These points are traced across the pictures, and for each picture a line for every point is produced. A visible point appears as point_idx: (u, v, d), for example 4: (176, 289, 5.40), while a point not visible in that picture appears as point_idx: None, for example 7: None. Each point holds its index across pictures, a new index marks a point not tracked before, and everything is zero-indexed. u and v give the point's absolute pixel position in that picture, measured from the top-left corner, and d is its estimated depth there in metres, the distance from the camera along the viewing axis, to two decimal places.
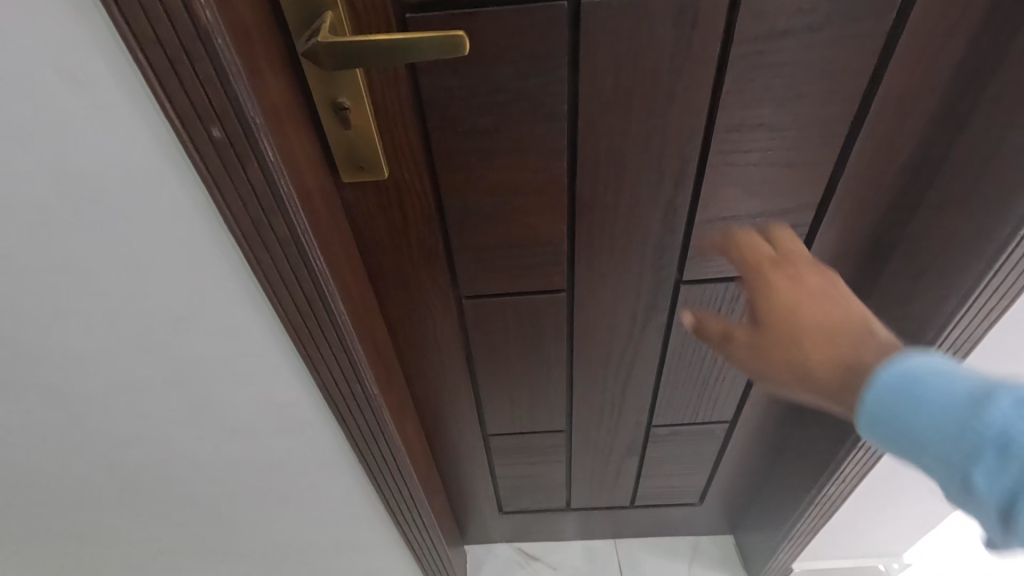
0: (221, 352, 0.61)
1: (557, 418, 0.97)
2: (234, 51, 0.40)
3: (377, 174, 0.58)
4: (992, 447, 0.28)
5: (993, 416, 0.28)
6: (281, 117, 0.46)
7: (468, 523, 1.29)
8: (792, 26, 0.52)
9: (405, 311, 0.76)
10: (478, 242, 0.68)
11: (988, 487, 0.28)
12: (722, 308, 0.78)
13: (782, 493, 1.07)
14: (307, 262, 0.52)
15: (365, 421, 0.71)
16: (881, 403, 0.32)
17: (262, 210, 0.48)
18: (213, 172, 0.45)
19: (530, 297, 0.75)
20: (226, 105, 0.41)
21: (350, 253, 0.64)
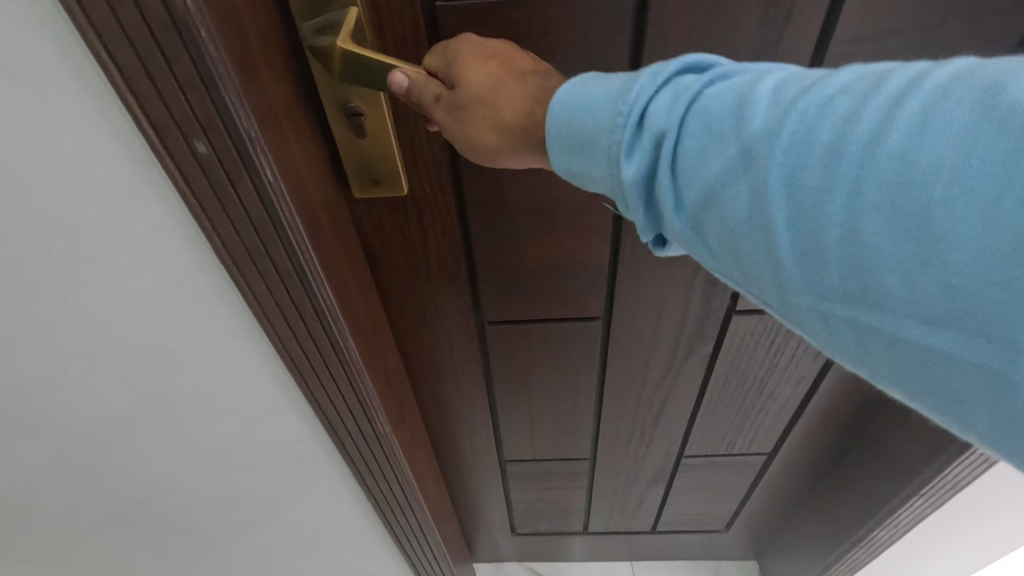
0: (214, 387, 0.54)
1: (580, 445, 0.90)
2: (221, 43, 0.31)
3: (396, 190, 0.50)
4: (634, 132, 0.31)
5: (634, 98, 0.31)
6: (281, 122, 0.38)
7: (478, 544, 1.22)
8: (905, 23, 0.42)
9: (419, 336, 0.69)
10: (505, 265, 0.60)
11: (634, 166, 0.31)
12: (775, 339, 0.69)
13: (822, 528, 0.99)
14: (310, 293, 0.45)
15: (373, 456, 0.64)
16: (559, 122, 0.34)
17: (258, 237, 0.40)
18: (198, 193, 0.38)
19: (561, 323, 0.67)
20: (211, 113, 0.33)
21: (361, 276, 0.56)
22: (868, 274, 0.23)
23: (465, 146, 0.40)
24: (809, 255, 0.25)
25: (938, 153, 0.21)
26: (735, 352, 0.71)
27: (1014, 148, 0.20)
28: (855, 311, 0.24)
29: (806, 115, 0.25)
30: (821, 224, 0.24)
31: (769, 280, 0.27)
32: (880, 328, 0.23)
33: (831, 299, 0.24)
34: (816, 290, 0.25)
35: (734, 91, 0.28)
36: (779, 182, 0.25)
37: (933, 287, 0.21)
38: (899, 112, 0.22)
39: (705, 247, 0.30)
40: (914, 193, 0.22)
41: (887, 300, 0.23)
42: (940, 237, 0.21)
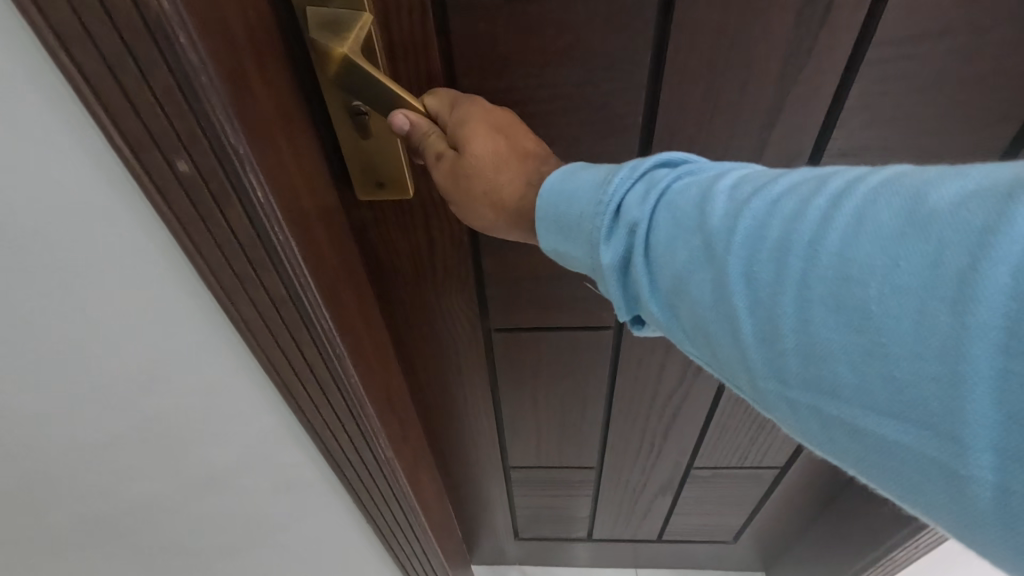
0: (203, 412, 0.52)
1: (587, 455, 0.88)
2: (205, 49, 0.29)
3: (400, 194, 0.47)
4: (609, 218, 0.31)
5: (612, 190, 0.31)
6: (277, 136, 0.37)
7: (480, 548, 1.20)
8: (951, 25, 0.39)
9: (424, 344, 0.67)
10: (514, 272, 0.58)
11: (611, 252, 0.31)
12: None
13: (838, 542, 0.97)
14: (304, 315, 0.43)
15: (371, 475, 0.62)
16: (545, 206, 0.35)
17: (246, 257, 0.39)
18: (179, 214, 0.36)
19: (571, 331, 0.65)
20: (192, 127, 0.32)
21: (364, 304, 0.54)
22: (821, 370, 0.23)
23: (459, 208, 0.41)
24: (769, 348, 0.24)
25: (872, 256, 0.21)
26: None
27: (941, 258, 0.20)
28: (819, 405, 0.23)
29: (758, 214, 0.25)
30: (776, 317, 0.24)
31: (738, 369, 0.26)
32: (842, 418, 0.22)
33: (795, 387, 0.24)
34: (780, 379, 0.24)
35: (695, 185, 0.29)
36: (738, 275, 0.25)
37: (882, 385, 0.21)
38: (837, 215, 0.23)
39: (679, 331, 0.29)
40: (856, 291, 0.21)
41: (842, 390, 0.22)
42: (880, 336, 0.21)
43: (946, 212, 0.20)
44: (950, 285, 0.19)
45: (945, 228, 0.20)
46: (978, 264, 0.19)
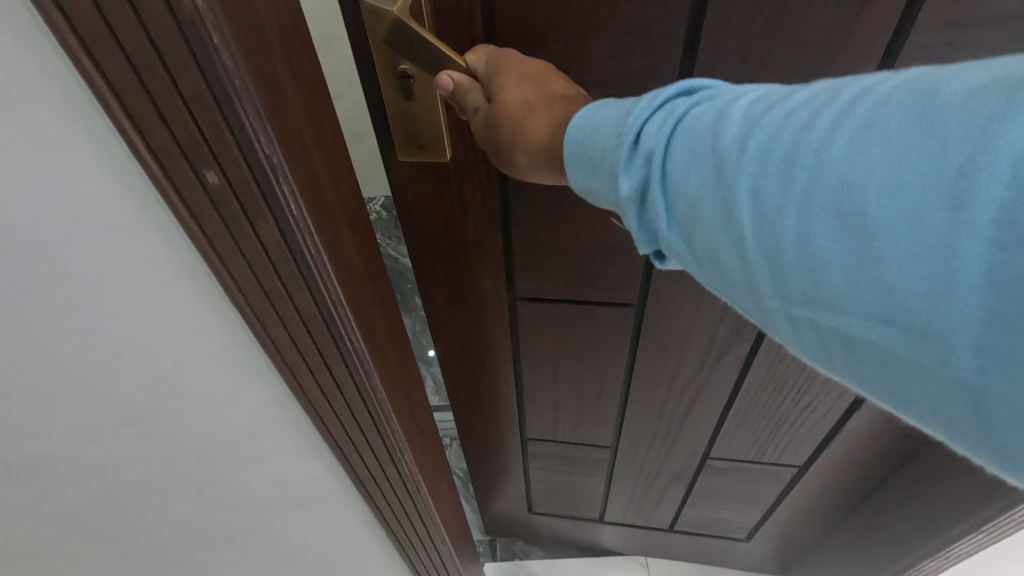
0: (221, 424, 0.55)
1: (602, 435, 0.89)
2: (239, 53, 0.31)
3: (437, 157, 0.50)
4: (628, 147, 0.32)
5: (632, 120, 0.32)
6: (304, 140, 0.39)
7: (494, 521, 1.24)
8: (1001, 9, 0.38)
9: (453, 308, 0.70)
10: (542, 243, 0.60)
11: (629, 181, 0.32)
12: None
13: (868, 542, 0.94)
14: (326, 319, 0.45)
15: (383, 477, 0.64)
16: (570, 143, 0.36)
17: (267, 259, 0.41)
18: (202, 220, 0.38)
19: (594, 306, 0.66)
20: (223, 136, 0.34)
21: (386, 311, 0.57)
22: (818, 278, 0.24)
23: (494, 154, 0.44)
24: (772, 262, 0.26)
25: (876, 160, 0.22)
26: (774, 355, 0.68)
27: (941, 158, 0.21)
28: (815, 316, 0.25)
29: (769, 131, 0.26)
30: (780, 232, 0.25)
31: (746, 290, 0.28)
32: (840, 328, 0.24)
33: (797, 304, 0.25)
34: (784, 296, 0.26)
35: (712, 109, 0.30)
36: (746, 195, 0.26)
37: (876, 286, 0.22)
38: (847, 122, 0.23)
39: (692, 260, 0.31)
40: (858, 196, 0.22)
41: (838, 300, 0.23)
42: (876, 241, 0.22)
43: (954, 107, 0.21)
44: (949, 180, 0.20)
45: (951, 124, 0.21)
46: (978, 157, 0.20)
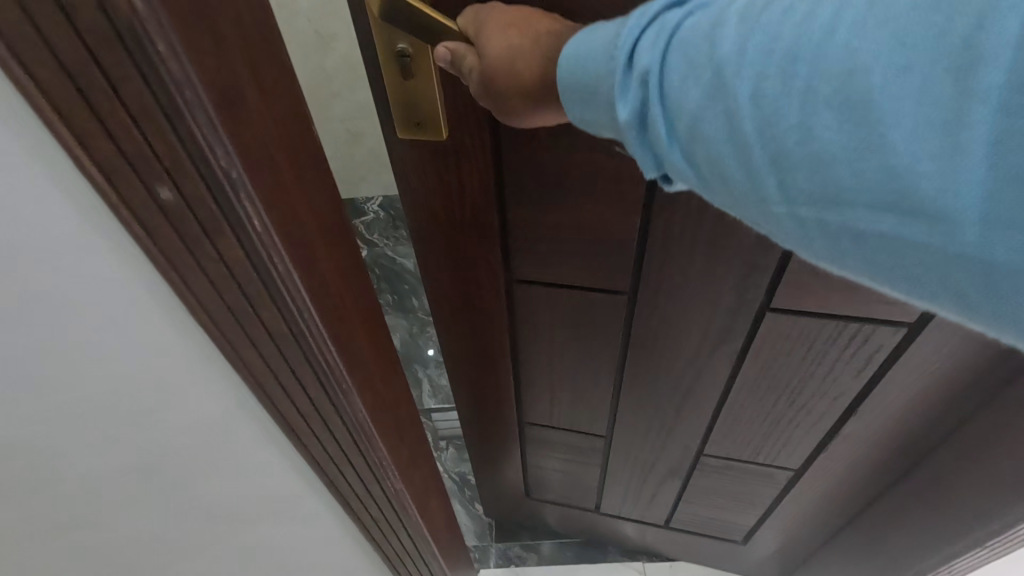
0: (194, 446, 0.53)
1: (597, 424, 0.90)
2: (192, 66, 0.30)
3: (433, 135, 0.52)
4: (623, 67, 0.32)
5: (623, 41, 0.32)
6: (274, 153, 0.37)
7: (493, 504, 1.26)
8: None
9: (451, 290, 0.72)
10: (536, 227, 0.61)
11: (630, 102, 0.31)
12: (813, 349, 0.65)
13: (868, 551, 0.93)
14: (298, 338, 0.45)
15: (363, 487, 0.64)
16: (565, 77, 0.36)
17: (230, 276, 0.40)
18: (160, 237, 0.37)
19: (588, 293, 0.67)
20: (176, 153, 0.33)
21: (371, 330, 0.55)
22: (825, 177, 0.24)
23: (500, 111, 0.44)
24: (777, 169, 0.26)
25: (881, 44, 0.22)
26: (767, 352, 0.68)
27: (945, 37, 0.21)
28: (822, 216, 0.25)
29: (769, 29, 0.26)
30: (784, 132, 0.25)
31: (750, 198, 0.28)
32: (847, 222, 0.24)
33: (803, 204, 0.26)
34: (789, 198, 0.26)
35: (706, 16, 0.29)
36: (746, 100, 0.26)
37: (883, 172, 0.23)
38: (848, 10, 0.23)
39: (694, 176, 0.31)
40: (861, 84, 0.23)
41: (845, 193, 0.24)
42: (882, 126, 0.22)
43: None
44: (952, 54, 0.21)
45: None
46: (981, 27, 0.20)
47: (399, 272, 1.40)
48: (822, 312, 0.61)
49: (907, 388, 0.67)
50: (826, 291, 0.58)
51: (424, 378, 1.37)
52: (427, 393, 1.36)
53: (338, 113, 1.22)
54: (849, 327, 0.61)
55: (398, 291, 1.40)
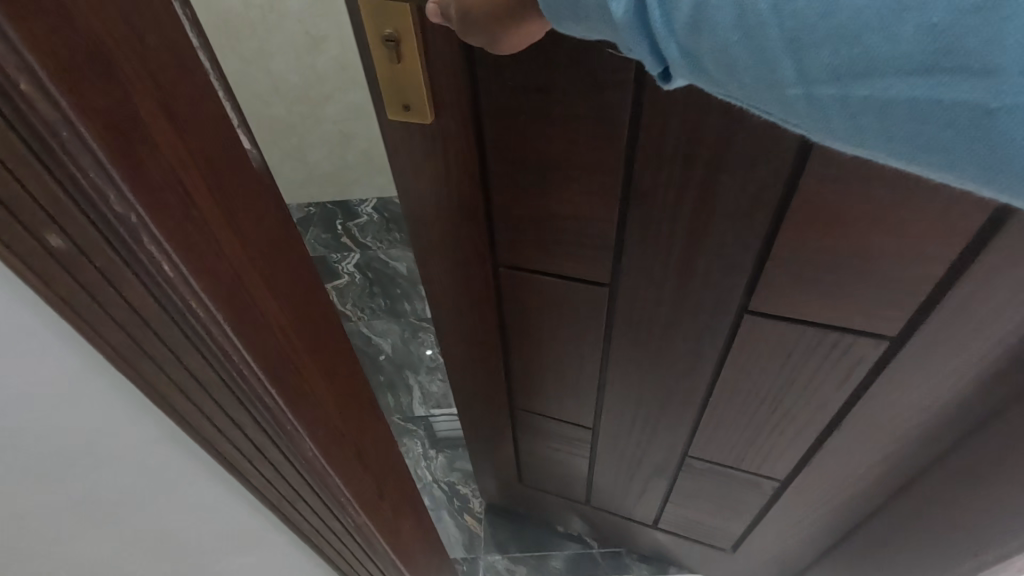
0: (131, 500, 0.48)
1: (583, 415, 0.91)
2: (67, 102, 0.26)
3: (421, 119, 0.55)
4: None
5: None
6: (191, 191, 0.33)
7: (487, 486, 1.29)
8: None
9: (442, 271, 0.74)
10: (518, 215, 0.63)
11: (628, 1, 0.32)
12: (793, 355, 0.65)
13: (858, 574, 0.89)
14: (230, 386, 0.41)
15: (332, 530, 0.60)
16: None
17: (145, 324, 0.36)
18: (57, 288, 0.33)
19: (570, 283, 0.69)
20: (58, 198, 0.29)
21: (336, 371, 0.51)
22: (850, 49, 0.26)
23: (490, 43, 0.42)
24: (797, 50, 0.28)
25: None
26: (747, 355, 0.67)
27: None
28: (849, 91, 0.28)
29: None
30: (809, 12, 0.27)
31: (772, 84, 0.30)
32: (873, 96, 0.27)
33: (827, 83, 0.28)
34: (811, 79, 0.28)
35: None
36: None
37: (919, 36, 0.24)
38: None
39: (705, 73, 0.33)
40: None
41: (876, 63, 0.26)
42: None
43: None
44: None
45: None
46: None
47: (396, 276, 1.75)
48: (801, 317, 0.60)
49: (893, 406, 0.65)
50: (803, 295, 0.57)
51: (414, 384, 1.56)
52: (417, 399, 1.54)
53: (336, 113, 1.70)
54: (827, 333, 0.60)
55: (391, 296, 1.71)
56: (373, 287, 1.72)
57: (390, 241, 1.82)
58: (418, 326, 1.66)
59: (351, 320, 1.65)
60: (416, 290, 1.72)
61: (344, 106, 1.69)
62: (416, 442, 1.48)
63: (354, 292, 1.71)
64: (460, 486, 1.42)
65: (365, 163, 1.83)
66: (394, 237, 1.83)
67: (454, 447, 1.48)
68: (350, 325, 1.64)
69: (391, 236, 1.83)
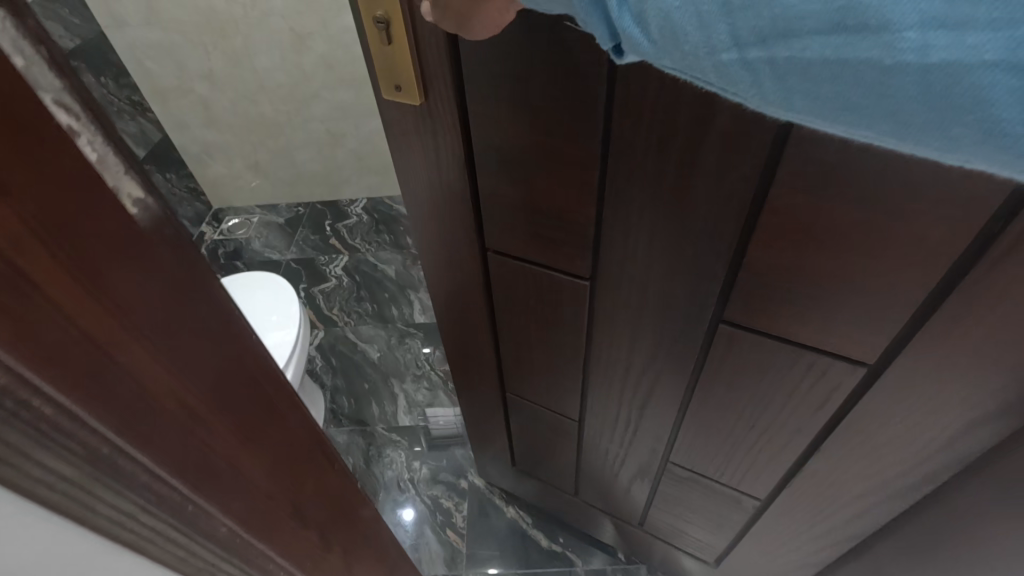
0: None
1: (569, 408, 0.91)
2: None
3: (411, 100, 0.58)
4: None
5: None
6: (38, 283, 0.22)
7: (484, 467, 1.32)
8: None
9: (436, 249, 0.77)
10: (503, 202, 0.64)
11: None
12: (769, 369, 0.62)
13: None
14: (145, 506, 0.31)
15: None
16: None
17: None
18: None
19: (551, 274, 0.69)
20: None
21: (284, 443, 0.41)
22: (778, 12, 0.29)
23: (479, 29, 0.44)
24: (730, 15, 0.31)
25: None
26: (722, 367, 0.65)
27: None
28: (773, 52, 0.31)
29: None
30: None
31: (706, 51, 0.33)
32: (794, 56, 0.30)
33: (754, 47, 0.31)
34: (741, 43, 0.31)
35: None
36: None
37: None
38: None
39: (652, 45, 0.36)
40: None
41: (793, 25, 0.29)
42: None
43: None
44: None
45: None
46: None
47: (384, 279, 1.85)
48: (776, 333, 0.58)
49: (878, 437, 0.61)
50: (778, 308, 0.55)
51: (400, 392, 1.59)
52: (403, 408, 1.57)
53: (323, 114, 1.83)
54: (802, 353, 0.58)
55: (379, 300, 1.79)
56: (361, 291, 1.82)
57: (377, 244, 1.96)
58: (405, 333, 1.71)
59: (338, 326, 1.74)
60: (403, 295, 1.80)
61: (332, 106, 1.82)
62: (400, 452, 1.49)
63: (341, 297, 1.81)
64: (444, 500, 1.41)
65: (355, 162, 1.98)
66: (383, 239, 1.97)
67: (438, 459, 1.48)
68: (337, 330, 1.73)
69: (379, 238, 1.97)
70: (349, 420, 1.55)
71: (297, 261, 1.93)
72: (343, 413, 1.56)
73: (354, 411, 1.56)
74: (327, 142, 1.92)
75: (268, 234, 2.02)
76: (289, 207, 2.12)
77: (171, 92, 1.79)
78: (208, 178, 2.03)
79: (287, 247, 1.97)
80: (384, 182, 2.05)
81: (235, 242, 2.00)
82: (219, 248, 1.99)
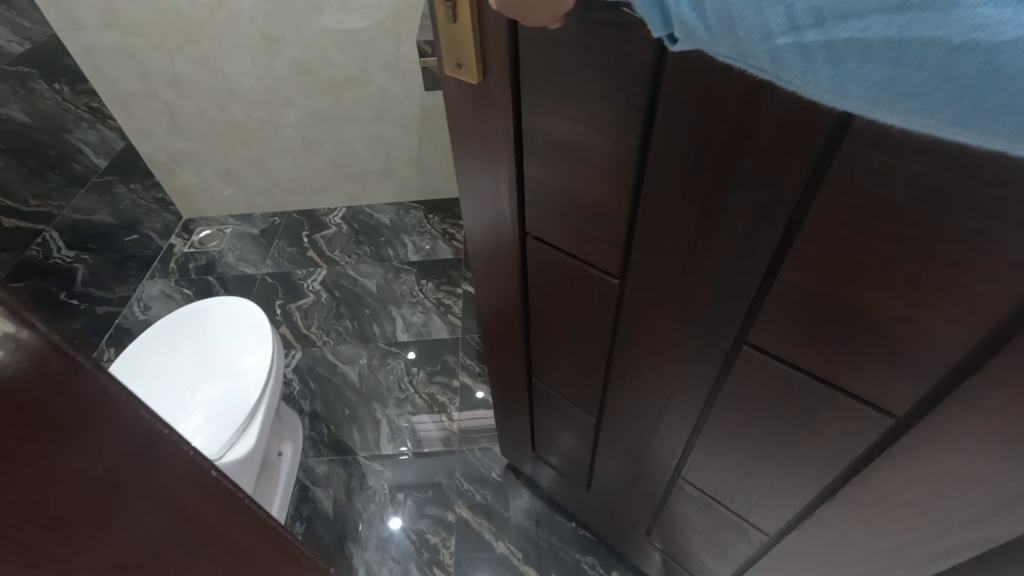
0: None
1: (589, 404, 0.90)
2: None
3: (468, 79, 0.59)
4: None
5: None
6: None
7: (513, 450, 1.28)
8: None
9: (479, 228, 0.77)
10: (545, 189, 0.63)
11: None
12: (796, 399, 0.60)
13: None
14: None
15: None
16: None
17: None
18: None
19: (584, 266, 0.68)
20: None
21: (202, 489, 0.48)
22: None
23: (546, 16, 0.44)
24: None
25: None
26: (741, 385, 0.64)
27: None
28: (831, 35, 0.31)
29: None
30: None
31: (760, 34, 0.34)
32: (854, 39, 0.31)
33: (812, 31, 0.32)
34: (798, 27, 0.32)
35: None
36: None
37: None
38: None
39: (703, 29, 0.36)
40: None
41: (853, 8, 0.30)
42: None
43: None
44: None
45: None
46: None
47: (365, 293, 1.83)
48: (794, 361, 0.57)
49: (908, 484, 0.58)
50: (810, 339, 0.54)
51: (382, 418, 1.52)
52: (385, 435, 1.49)
53: (296, 117, 1.84)
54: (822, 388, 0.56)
55: (359, 317, 1.76)
56: (340, 306, 1.79)
57: (357, 256, 1.95)
58: (387, 351, 1.67)
59: (317, 345, 1.69)
60: (384, 311, 1.78)
61: (308, 113, 1.83)
62: (383, 481, 1.40)
63: (321, 314, 1.77)
64: (430, 535, 1.31)
65: (329, 170, 2.01)
66: (364, 251, 1.97)
67: (423, 494, 1.38)
68: (316, 350, 1.67)
69: (358, 250, 1.97)
70: (329, 448, 1.46)
71: (273, 276, 1.89)
72: (323, 440, 1.47)
73: (335, 436, 1.48)
74: (304, 148, 1.93)
75: (242, 246, 2.00)
76: (265, 217, 2.12)
77: (135, 98, 1.76)
78: (177, 186, 2.01)
79: (262, 261, 1.94)
80: (359, 188, 2.08)
81: (207, 256, 1.97)
82: (190, 262, 1.95)
